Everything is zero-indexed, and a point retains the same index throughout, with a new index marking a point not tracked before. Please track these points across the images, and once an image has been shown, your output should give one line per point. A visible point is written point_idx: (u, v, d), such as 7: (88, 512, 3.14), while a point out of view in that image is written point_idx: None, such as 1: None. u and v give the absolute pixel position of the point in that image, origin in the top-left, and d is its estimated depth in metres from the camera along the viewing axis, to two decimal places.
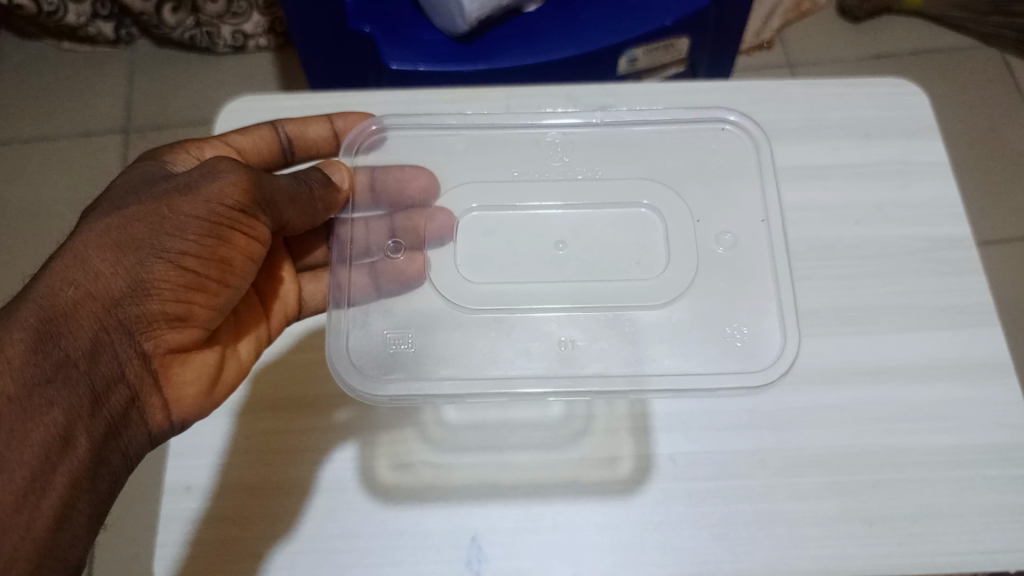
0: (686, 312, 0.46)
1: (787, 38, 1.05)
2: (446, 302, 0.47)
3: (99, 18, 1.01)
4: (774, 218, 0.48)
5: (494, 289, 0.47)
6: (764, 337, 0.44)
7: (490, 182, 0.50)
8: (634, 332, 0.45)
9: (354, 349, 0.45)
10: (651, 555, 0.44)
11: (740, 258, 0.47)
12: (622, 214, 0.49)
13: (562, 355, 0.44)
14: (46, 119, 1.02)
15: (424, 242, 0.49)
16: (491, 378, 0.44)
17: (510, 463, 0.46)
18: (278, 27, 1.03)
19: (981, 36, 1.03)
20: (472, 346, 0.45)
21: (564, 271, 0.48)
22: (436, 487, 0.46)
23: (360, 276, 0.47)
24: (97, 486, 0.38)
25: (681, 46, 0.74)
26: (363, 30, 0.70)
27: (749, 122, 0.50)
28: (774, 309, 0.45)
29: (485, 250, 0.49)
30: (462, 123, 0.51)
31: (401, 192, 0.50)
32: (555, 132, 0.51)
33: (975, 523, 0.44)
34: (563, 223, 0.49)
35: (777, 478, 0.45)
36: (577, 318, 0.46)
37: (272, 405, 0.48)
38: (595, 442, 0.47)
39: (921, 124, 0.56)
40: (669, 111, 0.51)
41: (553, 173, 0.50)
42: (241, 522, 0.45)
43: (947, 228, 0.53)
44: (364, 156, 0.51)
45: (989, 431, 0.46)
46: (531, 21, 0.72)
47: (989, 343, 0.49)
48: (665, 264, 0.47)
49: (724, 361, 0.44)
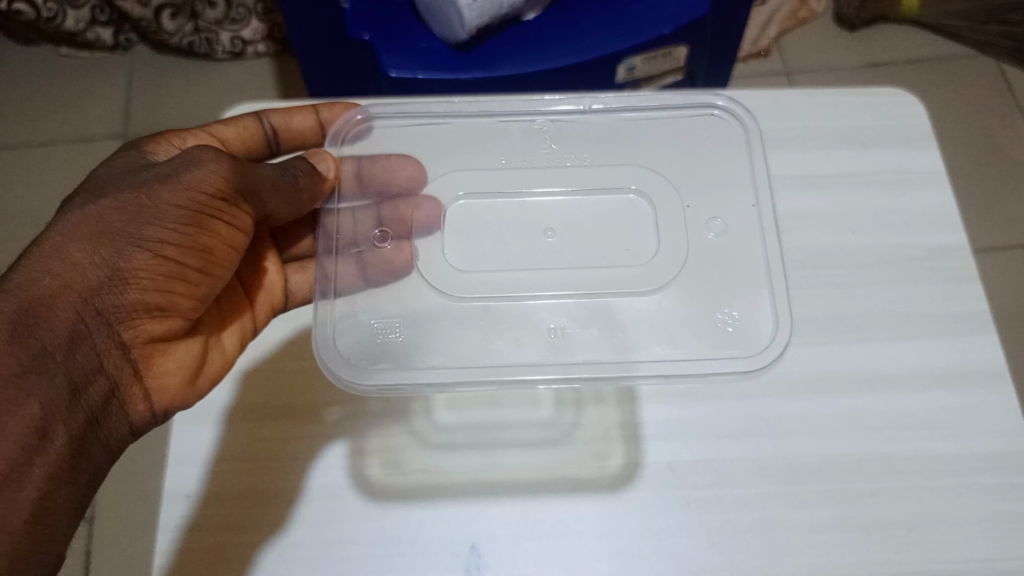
0: (677, 300, 0.45)
1: (783, 47, 1.05)
2: (436, 292, 0.47)
3: (98, 24, 1.02)
4: (765, 205, 0.47)
5: (482, 279, 0.47)
6: (756, 324, 0.44)
7: (477, 171, 0.50)
8: (622, 326, 0.45)
9: (343, 338, 0.44)
10: (649, 563, 0.43)
11: (729, 246, 0.47)
12: (612, 201, 0.50)
13: (553, 343, 0.44)
14: (43, 125, 1.03)
15: (411, 231, 0.49)
16: (482, 366, 0.43)
17: (502, 461, 0.46)
18: (276, 33, 1.03)
19: (976, 44, 1.04)
20: (462, 335, 0.45)
21: (553, 260, 0.48)
22: (436, 484, 0.45)
23: (346, 266, 0.46)
24: (77, 479, 0.37)
25: (679, 55, 0.74)
26: (363, 36, 0.70)
27: (739, 108, 0.50)
28: (766, 296, 0.45)
29: (474, 239, 0.49)
30: (449, 111, 0.51)
31: (388, 182, 0.49)
32: (542, 119, 0.51)
33: (972, 532, 0.44)
34: (553, 210, 0.49)
35: (775, 486, 0.45)
36: (567, 306, 0.46)
37: (267, 413, 0.48)
38: (579, 447, 0.46)
39: (919, 133, 0.56)
40: (656, 98, 0.51)
41: (540, 160, 0.50)
42: (236, 528, 0.44)
43: (945, 236, 0.53)
44: (350, 146, 0.50)
45: (987, 439, 0.46)
46: (530, 29, 0.72)
47: (987, 352, 0.49)
48: (656, 251, 0.47)
49: (716, 348, 0.44)
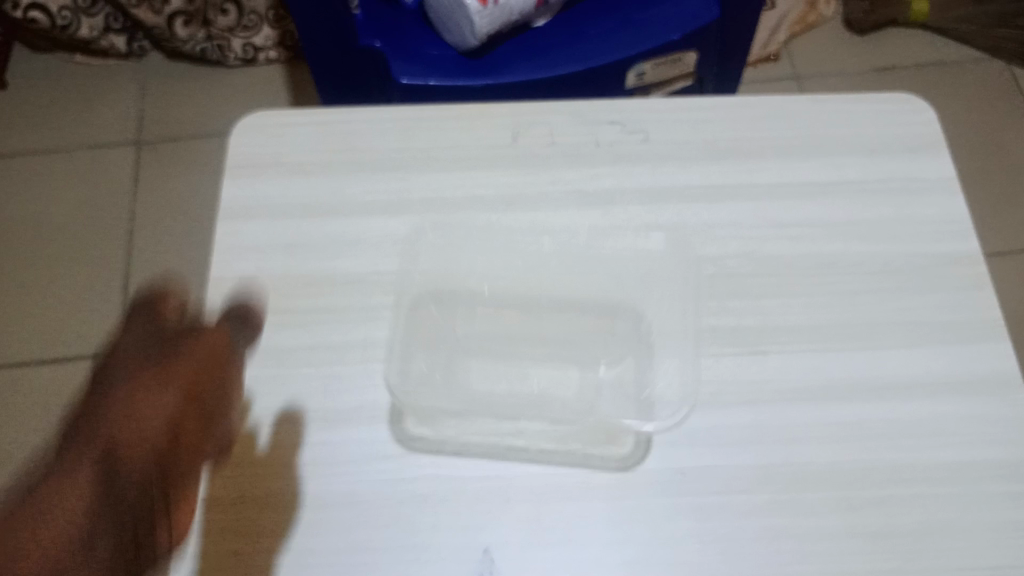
0: (685, 285, 0.51)
1: (791, 51, 1.12)
2: (465, 279, 0.52)
3: (110, 32, 1.09)
4: (765, 208, 0.53)
5: (504, 262, 0.52)
6: (746, 310, 0.50)
7: (496, 165, 0.55)
8: (636, 308, 0.51)
9: (382, 320, 0.50)
10: (656, 570, 0.43)
11: (725, 243, 0.52)
12: (623, 196, 0.54)
13: (572, 324, 0.50)
14: (58, 133, 1.09)
15: (428, 220, 0.53)
16: (513, 344, 0.50)
17: (519, 436, 0.46)
18: (288, 40, 1.10)
19: (985, 47, 1.10)
20: (490, 319, 0.51)
21: (565, 248, 0.52)
22: (451, 480, 0.45)
23: (372, 251, 0.52)
24: (117, 472, 0.38)
25: (687, 60, 0.74)
26: (374, 45, 0.71)
27: (737, 119, 0.57)
28: (758, 292, 0.51)
29: (490, 224, 0.53)
30: (468, 118, 0.57)
31: (411, 177, 0.55)
32: (556, 122, 0.57)
33: (980, 541, 0.44)
34: (567, 201, 0.54)
35: (781, 494, 0.45)
36: (582, 296, 0.51)
37: (278, 420, 0.47)
38: (602, 412, 0.48)
39: (927, 140, 0.56)
40: (663, 111, 0.57)
41: (556, 157, 0.55)
42: (246, 535, 0.44)
43: (953, 243, 0.53)
44: (379, 143, 0.56)
45: (996, 447, 0.46)
46: (538, 37, 0.72)
47: (995, 360, 0.49)
48: (662, 243, 0.52)
49: (723, 334, 0.50)
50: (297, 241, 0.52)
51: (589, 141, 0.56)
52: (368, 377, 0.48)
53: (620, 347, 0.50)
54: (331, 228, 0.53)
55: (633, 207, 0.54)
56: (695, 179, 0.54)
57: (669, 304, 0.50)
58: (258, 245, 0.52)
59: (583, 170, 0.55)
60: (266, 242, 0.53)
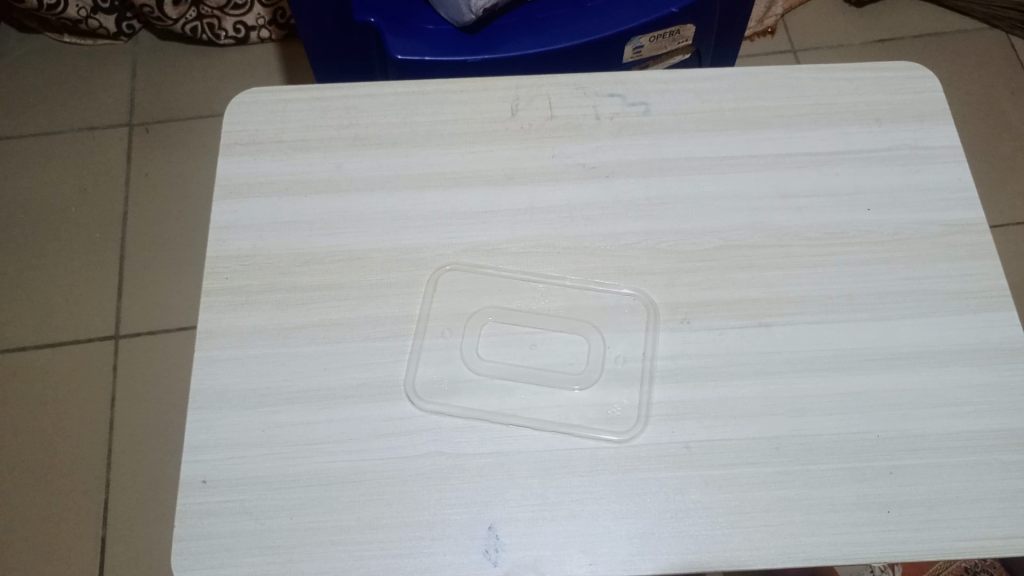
0: (688, 258, 0.51)
1: (788, 24, 1.12)
2: (468, 250, 0.51)
3: (99, 12, 1.07)
4: (769, 181, 0.53)
5: (506, 237, 0.51)
6: (750, 282, 0.50)
7: (497, 139, 0.54)
8: (642, 281, 0.50)
9: (385, 297, 0.49)
10: (667, 544, 0.43)
11: (729, 215, 0.52)
12: (626, 169, 0.53)
13: (578, 296, 0.49)
14: (50, 115, 1.08)
15: (429, 196, 0.52)
16: (517, 318, 0.49)
17: (525, 411, 0.46)
18: (280, 18, 1.09)
19: (986, 17, 1.10)
20: (492, 292, 0.50)
21: (568, 221, 0.52)
22: (458, 456, 0.45)
23: (374, 229, 0.51)
24: None
25: (686, 33, 0.74)
26: (368, 20, 0.69)
27: (741, 90, 0.56)
28: (763, 264, 0.51)
29: (490, 201, 0.52)
30: (468, 92, 0.56)
31: (410, 152, 0.54)
32: (558, 95, 0.56)
33: (994, 510, 0.44)
34: (570, 175, 0.53)
35: (794, 465, 0.45)
36: (587, 268, 0.50)
37: (285, 399, 0.47)
38: (608, 386, 0.47)
39: (933, 107, 0.56)
40: (667, 83, 0.56)
41: (561, 131, 0.55)
42: (256, 514, 0.44)
43: (961, 212, 0.52)
44: (380, 117, 0.55)
45: (1007, 416, 0.46)
46: (536, 10, 0.71)
47: (1005, 328, 0.49)
48: (665, 216, 0.52)
49: (730, 307, 0.49)
50: (298, 218, 0.52)
51: (592, 113, 0.55)
52: (371, 355, 0.48)
53: (630, 322, 0.49)
54: (334, 207, 0.52)
55: (637, 180, 0.53)
56: (700, 151, 0.54)
57: (675, 278, 0.50)
58: (258, 223, 0.52)
59: (586, 143, 0.54)
60: (266, 219, 0.52)
